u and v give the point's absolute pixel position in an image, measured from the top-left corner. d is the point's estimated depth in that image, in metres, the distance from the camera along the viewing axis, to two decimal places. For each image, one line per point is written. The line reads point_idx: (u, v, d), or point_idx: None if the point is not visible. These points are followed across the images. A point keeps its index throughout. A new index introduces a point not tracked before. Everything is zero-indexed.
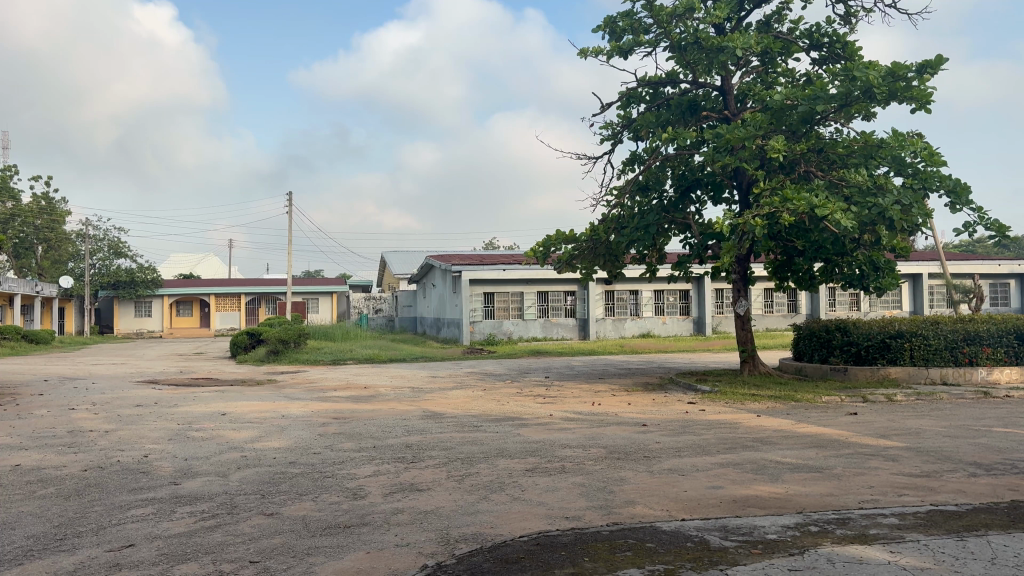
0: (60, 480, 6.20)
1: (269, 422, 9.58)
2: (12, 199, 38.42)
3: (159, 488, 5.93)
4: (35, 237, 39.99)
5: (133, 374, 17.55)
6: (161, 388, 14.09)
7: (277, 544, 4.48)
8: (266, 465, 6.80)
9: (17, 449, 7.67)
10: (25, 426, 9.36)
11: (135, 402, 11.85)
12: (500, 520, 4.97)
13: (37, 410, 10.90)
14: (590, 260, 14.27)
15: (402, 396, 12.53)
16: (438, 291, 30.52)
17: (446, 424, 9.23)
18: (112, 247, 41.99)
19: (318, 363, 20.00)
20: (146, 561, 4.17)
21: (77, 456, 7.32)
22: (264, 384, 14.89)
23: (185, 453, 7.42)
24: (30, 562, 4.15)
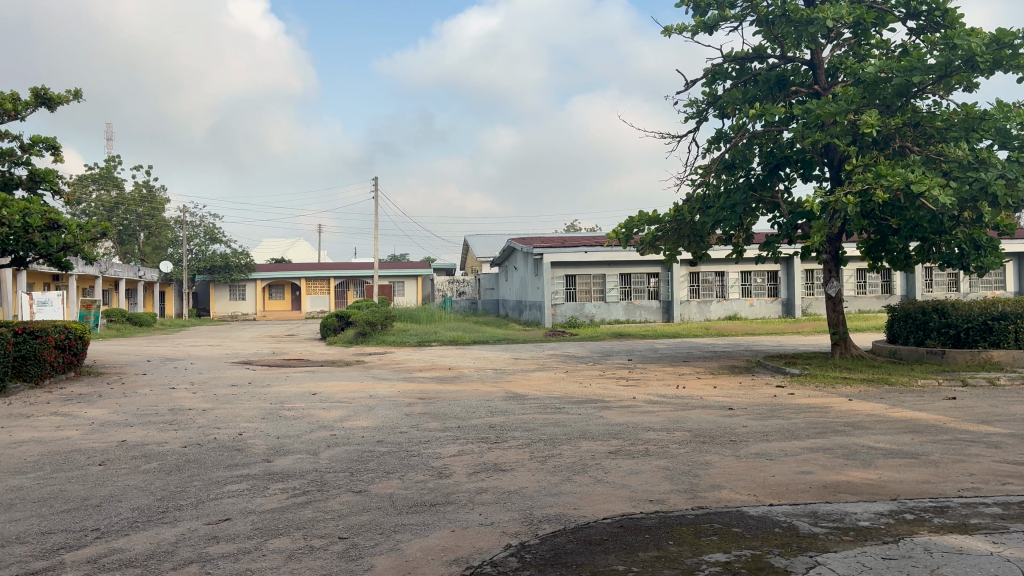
0: (162, 456, 6.51)
1: (357, 401, 9.84)
2: (117, 187, 40.33)
3: (253, 465, 6.15)
4: (137, 224, 41.69)
5: (227, 355, 18.22)
6: (254, 368, 14.64)
7: (365, 521, 4.60)
8: (355, 444, 6.98)
9: (123, 426, 8.10)
10: (129, 404, 9.88)
11: (230, 382, 12.33)
12: (583, 502, 4.98)
13: (141, 389, 11.47)
14: (674, 241, 14.03)
15: (485, 377, 12.66)
16: (520, 274, 30.61)
17: (528, 406, 9.29)
18: (208, 232, 43.68)
19: (404, 345, 20.39)
20: (242, 535, 4.33)
21: (178, 433, 7.66)
22: (353, 365, 15.25)
23: (277, 431, 7.68)
24: (135, 533, 4.37)
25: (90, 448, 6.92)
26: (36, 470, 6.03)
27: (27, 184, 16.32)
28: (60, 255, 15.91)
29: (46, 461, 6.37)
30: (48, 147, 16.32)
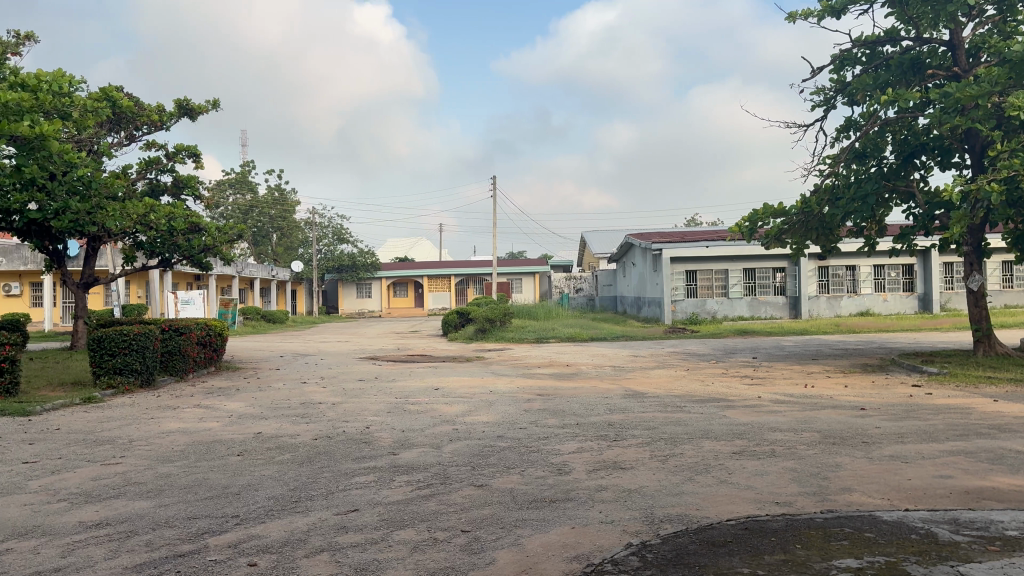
0: (295, 447, 6.82)
1: (478, 397, 10.00)
2: (251, 191, 42.50)
3: (379, 458, 6.35)
4: (270, 226, 43.67)
5: (355, 351, 18.86)
6: (380, 364, 15.10)
7: (487, 515, 4.67)
8: (477, 438, 7.10)
9: (259, 418, 8.53)
10: (265, 397, 10.38)
11: (357, 376, 12.77)
12: (706, 502, 4.89)
13: (275, 383, 12.05)
14: (801, 234, 13.55)
15: (604, 374, 12.60)
16: (639, 270, 30.28)
17: (649, 404, 9.18)
18: (335, 233, 45.35)
19: (523, 342, 20.54)
20: (369, 526, 4.49)
21: (309, 425, 8.00)
22: (473, 361, 15.49)
23: (402, 425, 7.90)
24: (271, 521, 4.60)
25: (230, 439, 7.32)
26: (182, 459, 6.43)
27: (172, 190, 17.44)
28: (202, 256, 16.91)
29: (191, 450, 6.78)
30: (190, 154, 17.37)
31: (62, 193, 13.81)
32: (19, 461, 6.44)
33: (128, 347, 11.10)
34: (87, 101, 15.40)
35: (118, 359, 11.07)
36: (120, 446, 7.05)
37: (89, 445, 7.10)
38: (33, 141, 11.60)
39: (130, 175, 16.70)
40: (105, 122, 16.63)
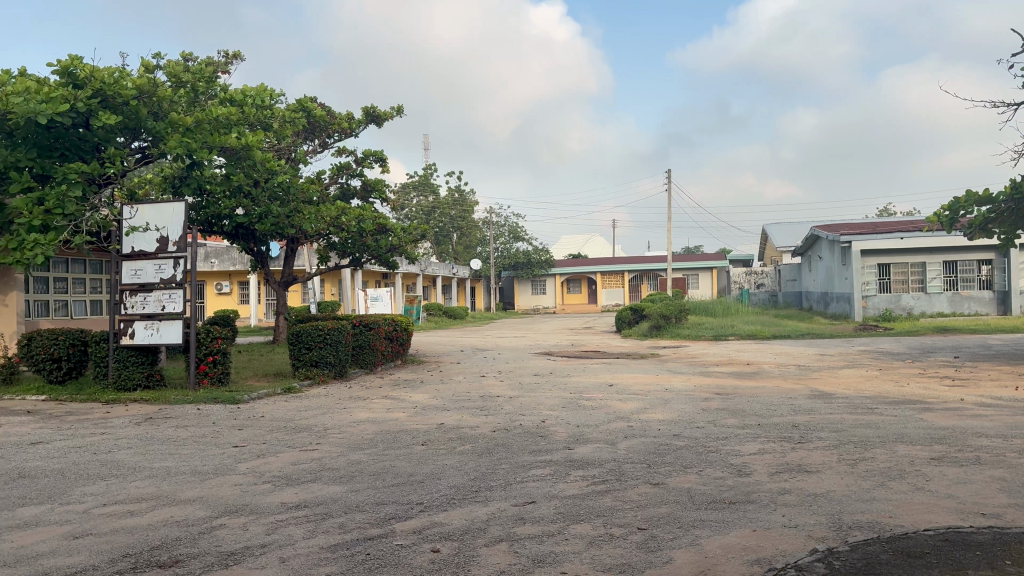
0: (474, 439, 7.04)
1: (654, 394, 9.90)
2: (433, 192, 44.16)
3: (555, 452, 6.44)
4: (450, 226, 45.18)
5: (531, 346, 19.17)
6: (555, 359, 15.27)
7: (663, 514, 4.62)
8: (653, 436, 7.03)
9: (441, 410, 8.88)
10: (446, 390, 10.77)
11: (533, 372, 12.99)
12: (901, 510, 4.59)
13: (456, 377, 12.49)
14: (1010, 224, 12.40)
15: (787, 373, 12.11)
16: (825, 264, 28.81)
17: (836, 405, 8.73)
18: (512, 231, 46.30)
19: (701, 339, 20.11)
20: (546, 518, 4.56)
21: (488, 418, 8.23)
22: (649, 358, 15.33)
23: (577, 420, 7.96)
24: (453, 509, 4.78)
25: (414, 429, 7.67)
26: (371, 447, 6.80)
27: (360, 193, 18.47)
28: (388, 256, 17.79)
29: (379, 439, 7.17)
30: (377, 159, 18.33)
31: (264, 199, 14.78)
32: (229, 444, 7.05)
33: (324, 341, 11.84)
34: (285, 113, 16.60)
35: (314, 352, 11.83)
36: (316, 433, 7.56)
37: (290, 432, 7.66)
38: (240, 152, 12.67)
39: (323, 180, 17.85)
40: (301, 131, 17.88)
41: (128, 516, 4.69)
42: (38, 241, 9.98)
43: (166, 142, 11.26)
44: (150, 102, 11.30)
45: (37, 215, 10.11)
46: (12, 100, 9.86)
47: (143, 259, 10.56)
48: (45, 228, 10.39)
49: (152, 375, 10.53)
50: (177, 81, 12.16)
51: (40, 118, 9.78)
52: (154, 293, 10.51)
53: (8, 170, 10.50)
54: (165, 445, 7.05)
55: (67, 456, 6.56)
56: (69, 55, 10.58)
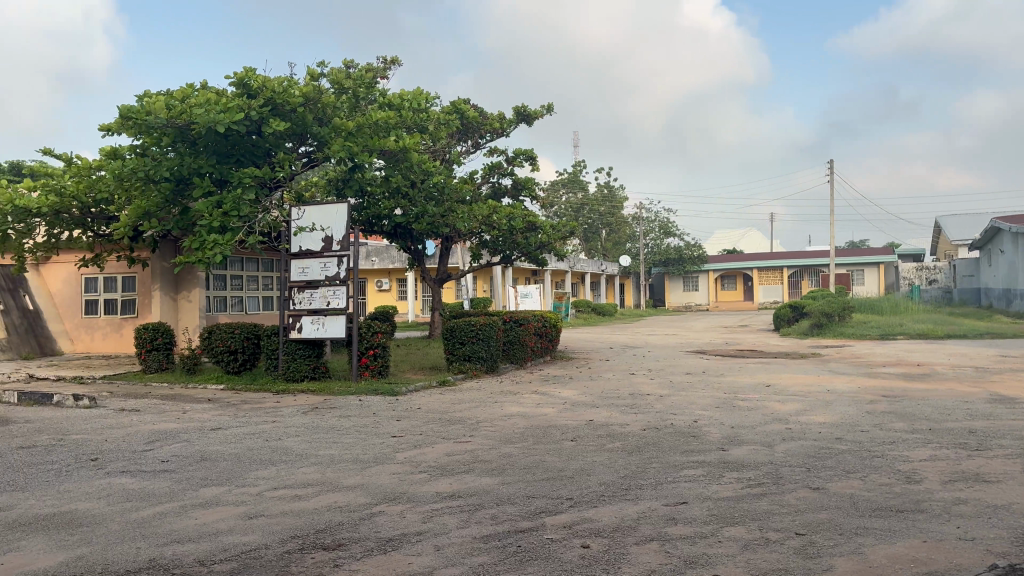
0: (625, 437, 6.99)
1: (814, 395, 9.48)
2: (583, 189, 44.15)
3: (708, 452, 6.29)
4: (601, 223, 45.04)
5: (684, 344, 18.82)
6: (709, 358, 14.91)
7: (824, 520, 4.42)
8: (812, 439, 6.74)
9: (592, 407, 8.88)
10: (596, 387, 10.74)
11: (686, 370, 12.75)
12: None
13: (607, 374, 12.45)
14: None
15: (964, 375, 11.26)
16: (1008, 258, 26.58)
17: (1020, 411, 8.03)
18: (663, 227, 45.64)
19: (866, 338, 19.07)
20: (698, 519, 4.46)
21: (638, 416, 8.15)
22: (809, 357, 14.69)
23: (732, 421, 7.74)
24: (603, 506, 4.77)
25: (564, 425, 7.71)
26: (522, 441, 6.89)
27: (511, 192, 18.75)
28: (538, 253, 17.97)
29: (529, 433, 7.26)
30: (528, 157, 18.54)
31: (421, 200, 15.36)
32: (388, 434, 7.35)
33: (476, 337, 12.11)
34: (440, 115, 17.09)
35: (468, 347, 12.12)
36: (469, 426, 7.74)
37: (444, 424, 7.89)
38: (398, 154, 13.18)
39: (476, 179, 18.24)
40: (455, 132, 18.34)
41: (296, 499, 4.99)
42: (217, 242, 10.77)
43: (330, 146, 11.88)
44: (316, 109, 11.95)
45: (216, 217, 10.91)
46: (195, 111, 10.68)
47: (309, 258, 11.15)
48: (223, 229, 11.19)
49: (318, 367, 11.13)
50: (340, 88, 12.81)
51: (219, 126, 10.55)
52: (320, 290, 11.07)
53: (192, 176, 11.39)
54: (329, 433, 7.43)
55: (243, 441, 7.04)
56: (243, 67, 11.34)
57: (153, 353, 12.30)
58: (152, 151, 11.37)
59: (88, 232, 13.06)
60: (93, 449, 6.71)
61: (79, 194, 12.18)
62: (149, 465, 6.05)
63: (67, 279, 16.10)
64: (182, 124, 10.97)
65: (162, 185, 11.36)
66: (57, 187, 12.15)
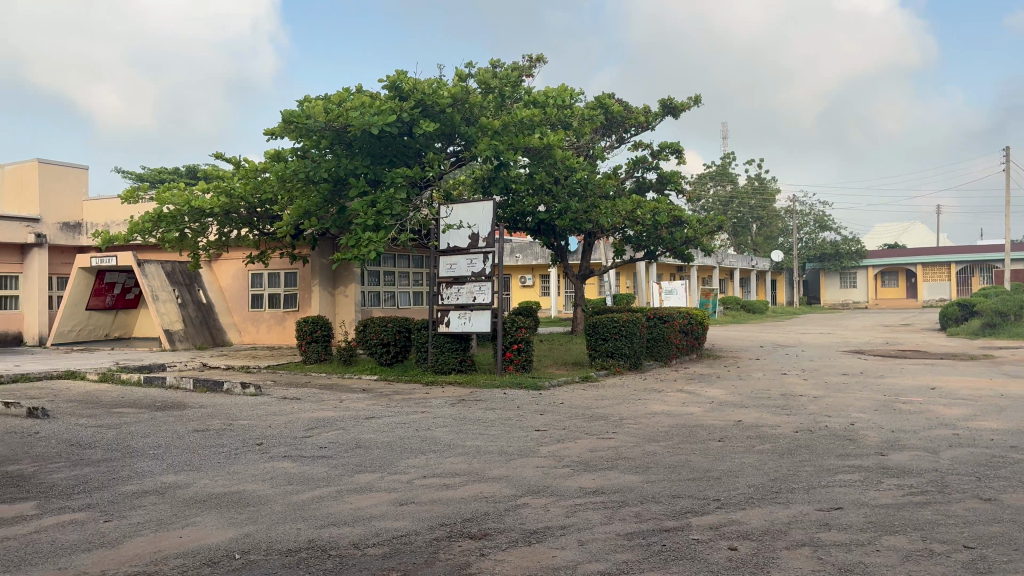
0: (775, 438, 6.76)
1: (985, 400, 8.82)
2: (732, 182, 42.89)
3: (865, 457, 5.98)
4: (750, 216, 43.64)
5: (839, 343, 17.98)
6: (867, 358, 14.18)
7: (995, 533, 4.11)
8: (983, 446, 6.28)
9: (739, 407, 8.64)
10: (745, 387, 10.43)
11: (841, 370, 12.17)
12: None
13: (756, 373, 12.07)
14: None
15: None
16: None
17: None
18: (817, 220, 43.73)
19: None
20: (854, 526, 4.26)
21: (789, 417, 7.86)
22: (980, 359, 13.68)
23: (892, 425, 7.33)
24: (751, 508, 4.64)
25: (711, 424, 7.54)
26: (667, 439, 6.80)
27: (657, 186, 18.49)
28: (685, 248, 17.66)
29: (674, 432, 7.15)
30: (673, 151, 18.22)
31: (564, 195, 15.18)
32: (532, 428, 7.43)
33: (618, 333, 12.03)
34: (584, 111, 17.07)
35: (610, 343, 12.06)
36: (614, 423, 7.70)
37: (588, 419, 7.90)
38: (543, 151, 13.28)
39: (620, 174, 18.10)
40: (599, 128, 18.28)
41: (444, 489, 5.13)
42: (371, 239, 11.21)
43: (478, 145, 12.11)
44: (464, 109, 12.21)
45: (370, 215, 11.38)
46: (351, 115, 11.16)
47: (457, 254, 11.44)
48: (377, 228, 11.66)
49: (465, 360, 11.39)
50: (488, 88, 13.03)
51: (373, 128, 10.98)
52: (467, 285, 11.32)
53: (347, 176, 11.92)
54: (476, 425, 7.60)
55: (394, 430, 7.32)
56: (396, 70, 11.71)
57: (313, 344, 12.98)
58: (311, 154, 11.97)
59: (254, 230, 13.93)
60: (258, 434, 7.16)
61: (246, 195, 13.01)
62: (308, 451, 6.39)
63: (237, 274, 17.23)
64: (339, 127, 11.49)
65: (321, 186, 11.95)
66: (228, 188, 13.02)
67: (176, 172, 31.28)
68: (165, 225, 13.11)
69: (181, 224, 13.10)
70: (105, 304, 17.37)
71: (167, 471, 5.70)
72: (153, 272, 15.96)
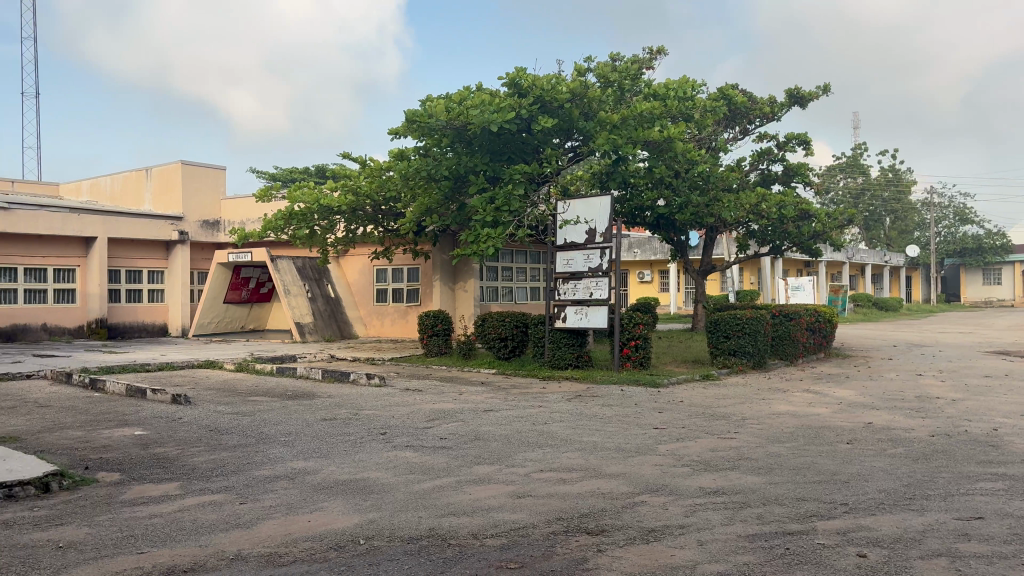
0: (909, 442, 6.43)
1: None
2: (863, 174, 41.03)
3: (1010, 465, 5.61)
4: (883, 209, 41.61)
5: (982, 344, 16.92)
6: (1012, 360, 13.29)
7: None
8: None
9: (870, 409, 8.26)
10: (876, 388, 9.97)
11: (984, 372, 11.45)
12: None
13: (888, 373, 11.52)
14: None
15: None
16: None
17: None
18: (958, 213, 41.28)
19: None
20: (997, 538, 4.01)
21: (925, 421, 7.46)
22: None
23: None
24: (882, 514, 4.43)
25: (840, 426, 7.25)
26: (792, 441, 6.58)
27: (782, 179, 17.91)
28: (812, 243, 17.04)
29: (800, 433, 6.91)
30: (800, 142, 17.60)
31: (685, 189, 15.09)
32: (650, 426, 7.35)
33: (741, 330, 11.72)
34: (707, 103, 16.71)
35: (732, 341, 11.77)
36: (735, 422, 7.52)
37: (708, 418, 7.75)
38: (663, 144, 13.09)
39: (744, 167, 17.63)
40: (722, 120, 17.87)
41: (561, 483, 5.15)
42: (490, 235, 11.36)
43: (596, 140, 12.05)
44: (582, 104, 12.18)
45: (489, 212, 11.53)
46: (472, 113, 11.33)
47: (574, 250, 11.42)
48: (495, 224, 11.80)
49: (582, 356, 11.37)
50: (607, 81, 12.95)
51: (492, 126, 11.11)
52: (584, 281, 11.28)
53: (467, 174, 12.12)
54: (593, 421, 7.58)
55: (512, 424, 7.40)
56: (515, 68, 11.79)
57: (434, 338, 13.27)
58: (433, 152, 12.24)
59: (379, 227, 14.37)
60: (381, 424, 7.39)
61: (372, 193, 13.43)
62: (429, 442, 6.55)
63: (362, 269, 17.82)
64: (459, 125, 11.68)
65: (441, 183, 12.20)
66: (354, 187, 13.48)
67: (306, 171, 32.58)
68: (295, 223, 13.71)
69: (311, 221, 13.66)
70: (241, 298, 18.30)
71: (297, 458, 5.96)
72: (285, 268, 16.63)
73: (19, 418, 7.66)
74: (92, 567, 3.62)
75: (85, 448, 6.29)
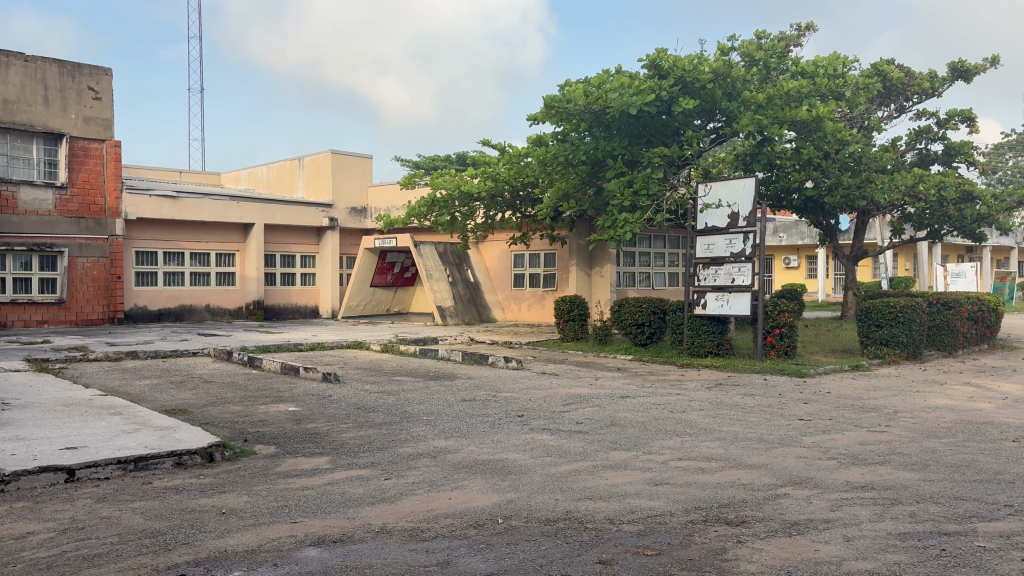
0: None
1: None
2: None
3: None
4: None
5: None
6: None
7: None
8: None
9: None
10: None
11: None
12: None
13: None
14: None
15: None
16: None
17: None
18: None
19: None
20: None
21: None
22: None
23: None
24: None
25: (1004, 422, 6.77)
26: (950, 436, 6.19)
27: (943, 159, 16.80)
28: (976, 227, 15.91)
29: (959, 429, 6.48)
30: (964, 118, 16.42)
31: (836, 170, 14.43)
32: (795, 417, 7.10)
33: (895, 319, 11.12)
34: (858, 80, 15.65)
35: (885, 330, 11.17)
36: (886, 415, 7.16)
37: (857, 410, 7.41)
38: (811, 124, 12.58)
39: (900, 147, 16.66)
40: (876, 97, 16.94)
41: (700, 472, 5.07)
42: (627, 220, 11.28)
43: (739, 120, 11.70)
44: (725, 84, 11.84)
45: (627, 196, 11.45)
46: (611, 96, 11.25)
47: (715, 235, 11.14)
48: (634, 208, 11.70)
49: (723, 344, 11.13)
50: (751, 60, 12.54)
51: (631, 109, 11.00)
52: (725, 266, 11.00)
53: (605, 158, 12.07)
54: (734, 410, 7.41)
55: (649, 410, 7.34)
56: (655, 49, 11.58)
57: (570, 323, 13.31)
58: (571, 137, 12.25)
59: (517, 213, 14.53)
60: (520, 407, 7.50)
61: (510, 179, 13.61)
62: (566, 425, 6.59)
63: (501, 254, 18.08)
64: (598, 110, 11.63)
65: (579, 168, 12.22)
66: (493, 173, 13.69)
67: (448, 159, 33.34)
68: (437, 209, 14.05)
69: (451, 208, 13.97)
70: (387, 282, 18.95)
71: (439, 436, 6.15)
72: (427, 252, 17.16)
73: (187, 392, 8.27)
74: (251, 533, 3.87)
75: (244, 421, 6.72)
